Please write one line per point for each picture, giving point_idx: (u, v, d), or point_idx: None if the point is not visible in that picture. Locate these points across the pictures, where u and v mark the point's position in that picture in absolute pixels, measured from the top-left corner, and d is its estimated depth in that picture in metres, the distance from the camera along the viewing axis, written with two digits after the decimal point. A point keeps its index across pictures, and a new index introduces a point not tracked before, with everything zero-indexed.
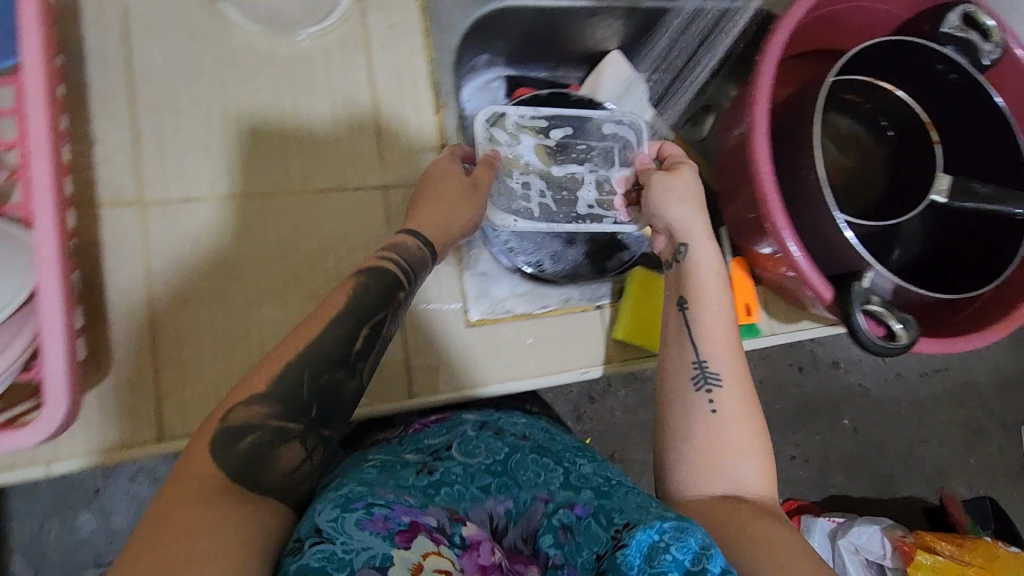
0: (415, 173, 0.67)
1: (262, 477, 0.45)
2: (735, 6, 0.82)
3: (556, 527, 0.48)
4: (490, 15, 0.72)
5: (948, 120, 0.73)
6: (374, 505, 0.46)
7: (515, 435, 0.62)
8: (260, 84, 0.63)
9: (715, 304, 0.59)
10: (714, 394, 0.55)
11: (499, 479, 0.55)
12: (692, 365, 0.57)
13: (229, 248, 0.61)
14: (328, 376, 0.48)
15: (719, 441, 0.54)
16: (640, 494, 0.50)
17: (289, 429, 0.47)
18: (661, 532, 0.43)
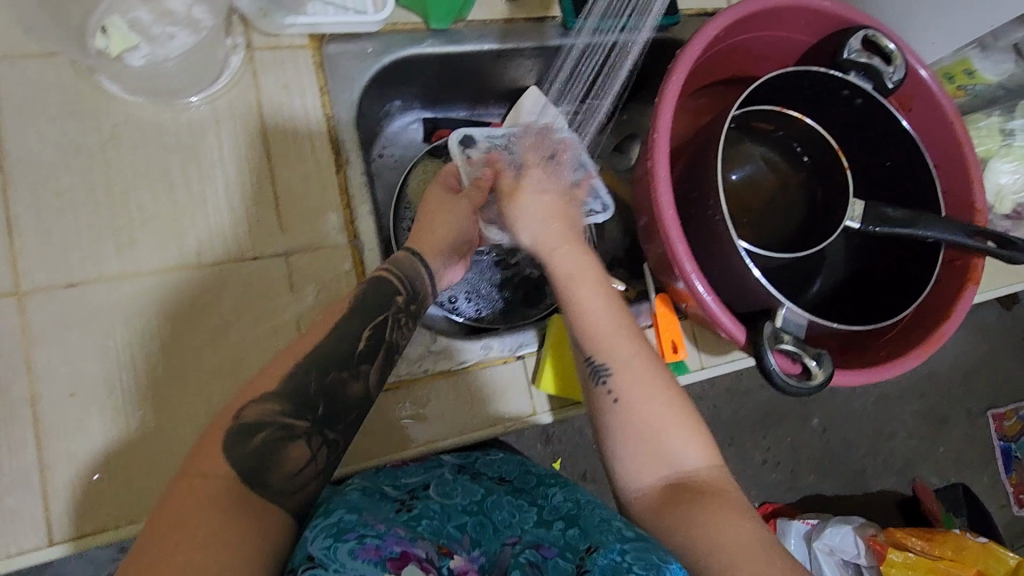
0: (319, 235, 0.65)
1: (267, 477, 0.48)
2: (630, 36, 0.77)
3: (524, 564, 0.52)
4: (390, 64, 0.72)
5: (857, 142, 0.73)
6: (367, 534, 0.48)
7: (489, 478, 0.68)
8: (145, 156, 0.61)
9: (591, 304, 0.59)
10: (611, 385, 0.57)
11: (474, 519, 0.60)
12: (584, 364, 0.59)
13: (124, 329, 0.58)
14: (335, 373, 0.52)
15: (637, 422, 0.56)
16: (603, 511, 0.57)
17: (297, 426, 0.50)
18: (622, 555, 0.48)
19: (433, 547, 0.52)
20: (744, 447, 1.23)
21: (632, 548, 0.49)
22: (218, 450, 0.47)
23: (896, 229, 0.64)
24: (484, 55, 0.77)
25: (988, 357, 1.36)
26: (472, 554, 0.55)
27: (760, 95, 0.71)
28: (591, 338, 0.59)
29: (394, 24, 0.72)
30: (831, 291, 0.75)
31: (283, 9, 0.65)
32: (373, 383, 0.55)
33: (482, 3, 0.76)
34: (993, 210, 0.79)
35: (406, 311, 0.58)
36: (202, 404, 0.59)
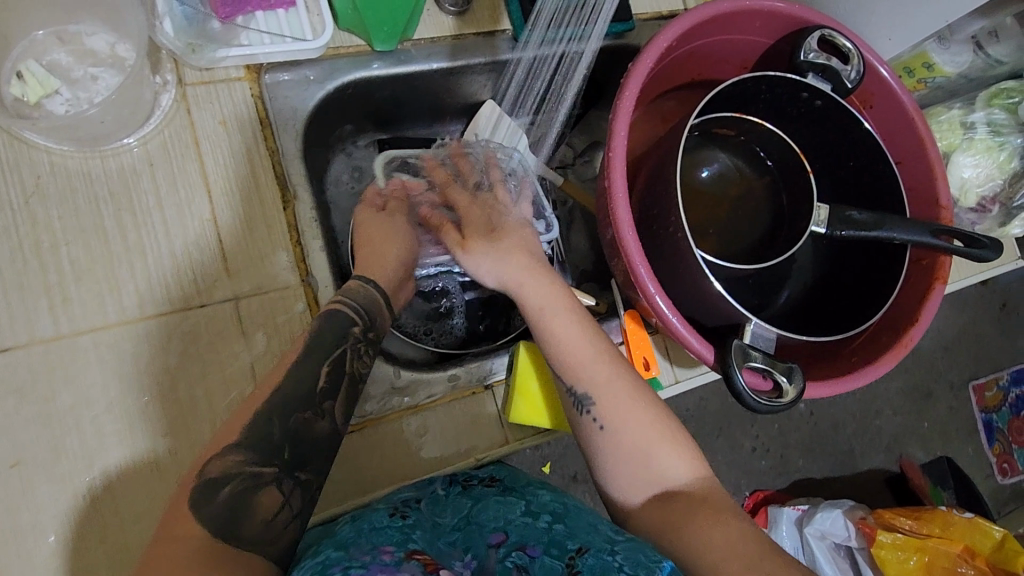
0: (267, 278, 0.62)
1: (241, 527, 0.46)
2: (580, 46, 0.74)
3: (510, 569, 0.51)
4: (334, 91, 0.68)
5: (816, 143, 0.72)
6: (352, 566, 0.46)
7: (482, 482, 0.65)
8: (78, 207, 0.58)
9: (565, 335, 0.58)
10: (594, 411, 0.56)
11: (463, 534, 0.57)
12: (566, 395, 0.58)
13: (64, 393, 0.55)
14: (298, 415, 0.51)
15: (625, 448, 0.55)
16: (590, 515, 0.58)
17: (265, 474, 0.48)
18: (612, 555, 0.49)
19: (419, 564, 0.48)
20: (734, 435, 1.23)
21: (622, 548, 0.50)
22: (188, 515, 0.45)
23: (860, 234, 0.61)
24: (434, 74, 0.74)
25: (968, 330, 1.36)
26: (465, 561, 0.53)
27: (719, 103, 0.69)
28: (570, 366, 0.57)
29: (337, 48, 0.69)
30: (800, 298, 0.74)
31: (214, 42, 0.62)
32: (340, 419, 0.54)
33: (427, 21, 0.73)
34: (957, 204, 0.79)
35: (364, 340, 0.56)
36: (154, 465, 0.56)
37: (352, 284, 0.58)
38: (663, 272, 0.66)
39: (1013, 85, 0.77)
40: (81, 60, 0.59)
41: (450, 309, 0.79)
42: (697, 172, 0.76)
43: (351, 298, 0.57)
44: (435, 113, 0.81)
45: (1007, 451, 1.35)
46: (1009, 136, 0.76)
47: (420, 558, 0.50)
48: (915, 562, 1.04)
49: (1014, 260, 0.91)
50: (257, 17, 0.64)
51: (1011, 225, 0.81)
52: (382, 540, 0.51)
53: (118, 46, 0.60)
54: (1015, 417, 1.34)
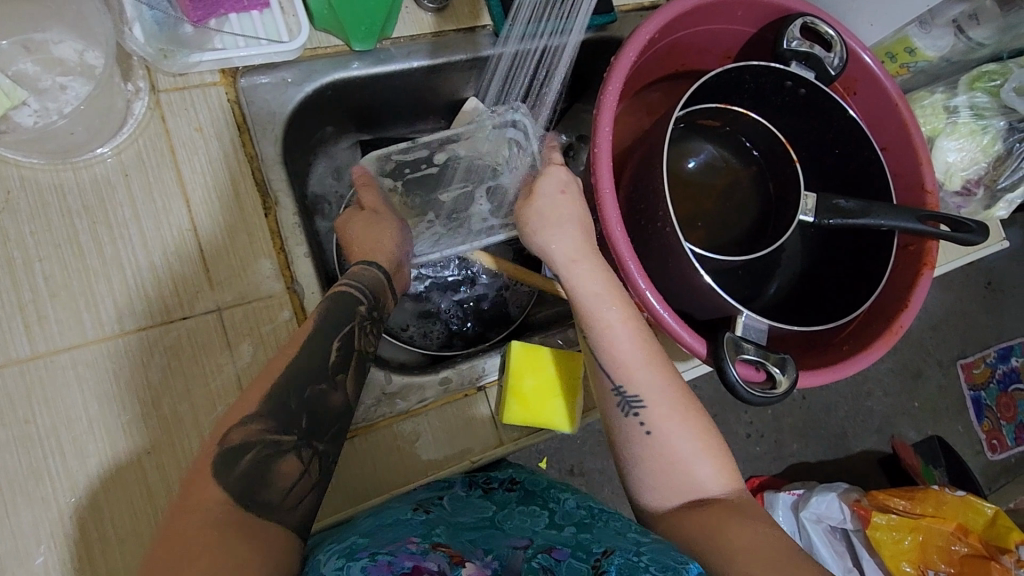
0: (249, 287, 0.61)
1: (263, 496, 0.45)
2: (562, 39, 0.73)
3: (537, 569, 0.50)
4: (312, 92, 0.67)
5: (800, 132, 0.72)
6: (379, 552, 0.47)
7: (501, 491, 0.68)
8: (52, 222, 0.57)
9: (617, 328, 0.56)
10: (643, 416, 0.54)
11: (484, 532, 0.59)
12: (611, 393, 0.55)
13: (44, 413, 0.54)
14: (312, 388, 0.51)
15: (668, 453, 0.53)
16: (617, 521, 0.56)
17: (285, 442, 0.48)
18: (638, 555, 0.47)
19: (445, 556, 0.49)
20: (728, 422, 1.23)
21: (648, 550, 0.48)
22: (211, 482, 0.44)
23: (845, 223, 0.61)
24: (415, 72, 0.73)
25: (955, 309, 1.38)
26: (486, 559, 0.52)
27: (703, 95, 0.69)
28: (617, 361, 0.55)
29: (314, 49, 0.68)
30: (788, 290, 0.74)
31: (186, 47, 0.60)
32: (352, 392, 0.54)
33: (407, 18, 0.71)
34: (943, 188, 0.79)
35: (370, 318, 0.57)
36: (141, 484, 0.55)
37: (355, 268, 0.59)
38: (653, 265, 0.65)
39: (995, 67, 0.77)
40: (49, 69, 0.58)
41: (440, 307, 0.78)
42: (684, 165, 0.76)
43: (357, 279, 0.57)
44: (417, 112, 0.80)
45: (996, 427, 1.36)
46: (992, 119, 0.76)
47: (445, 550, 0.51)
48: (910, 542, 1.04)
49: (1000, 242, 0.91)
50: (231, 20, 0.62)
51: (995, 207, 0.81)
52: (407, 530, 0.54)
53: (87, 54, 0.58)
54: (1002, 393, 1.37)
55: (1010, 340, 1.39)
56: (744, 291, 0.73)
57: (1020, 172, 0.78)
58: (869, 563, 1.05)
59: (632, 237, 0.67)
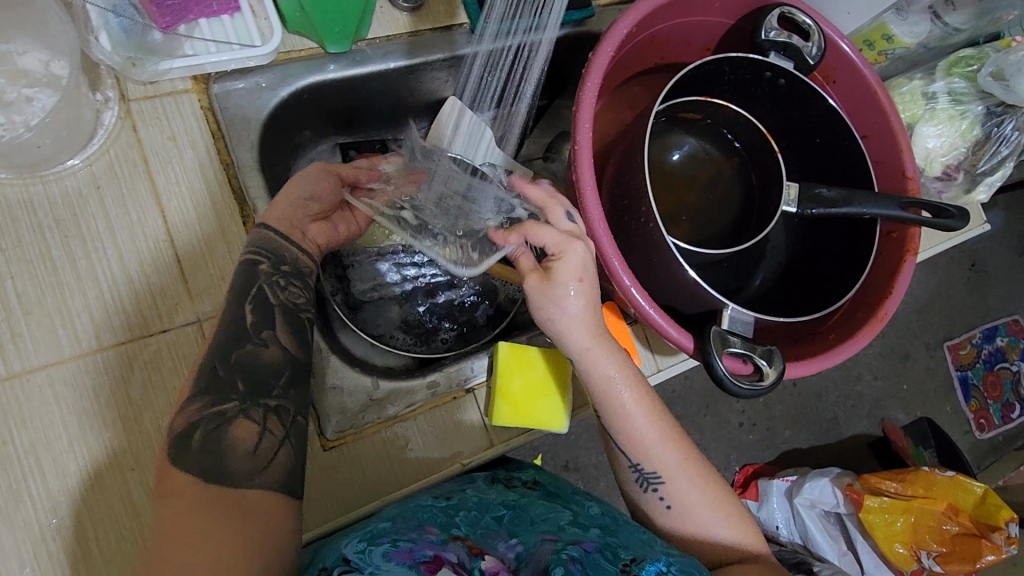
0: (229, 297, 0.60)
1: (229, 469, 0.46)
2: (537, 36, 0.72)
3: (565, 560, 0.49)
4: (288, 96, 0.66)
5: (781, 122, 0.72)
6: (400, 540, 0.50)
7: (523, 485, 0.67)
8: (24, 238, 0.56)
9: (632, 410, 0.57)
10: (661, 491, 0.57)
11: (509, 514, 0.59)
12: (631, 471, 0.58)
13: (22, 434, 0.53)
14: (238, 352, 0.50)
15: (687, 521, 0.57)
16: (643, 532, 0.55)
17: (228, 411, 0.48)
18: (668, 565, 0.48)
19: (464, 546, 0.51)
20: (720, 411, 1.24)
21: (676, 561, 0.49)
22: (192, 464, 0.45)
23: (830, 212, 0.61)
24: (392, 73, 0.72)
25: (940, 291, 1.39)
26: (509, 544, 0.54)
27: (683, 88, 0.68)
28: (635, 444, 0.57)
29: (288, 52, 0.67)
30: (774, 280, 0.75)
31: (155, 54, 0.59)
32: (287, 345, 0.53)
33: (382, 18, 0.70)
34: (923, 174, 0.79)
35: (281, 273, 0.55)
36: (125, 501, 0.54)
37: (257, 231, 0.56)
38: (637, 260, 0.65)
39: (972, 52, 0.77)
40: (13, 81, 0.56)
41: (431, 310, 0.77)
42: (667, 158, 0.75)
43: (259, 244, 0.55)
44: (396, 112, 0.79)
45: (983, 406, 1.38)
46: (970, 104, 0.76)
47: (464, 541, 0.52)
48: (901, 524, 1.06)
49: (981, 225, 0.92)
50: (202, 25, 0.61)
51: (977, 190, 0.82)
52: (428, 516, 0.55)
53: (53, 64, 0.56)
54: (988, 372, 1.38)
55: (994, 319, 1.41)
56: (728, 283, 0.73)
57: (998, 156, 0.78)
58: (863, 545, 1.06)
59: (616, 233, 0.67)
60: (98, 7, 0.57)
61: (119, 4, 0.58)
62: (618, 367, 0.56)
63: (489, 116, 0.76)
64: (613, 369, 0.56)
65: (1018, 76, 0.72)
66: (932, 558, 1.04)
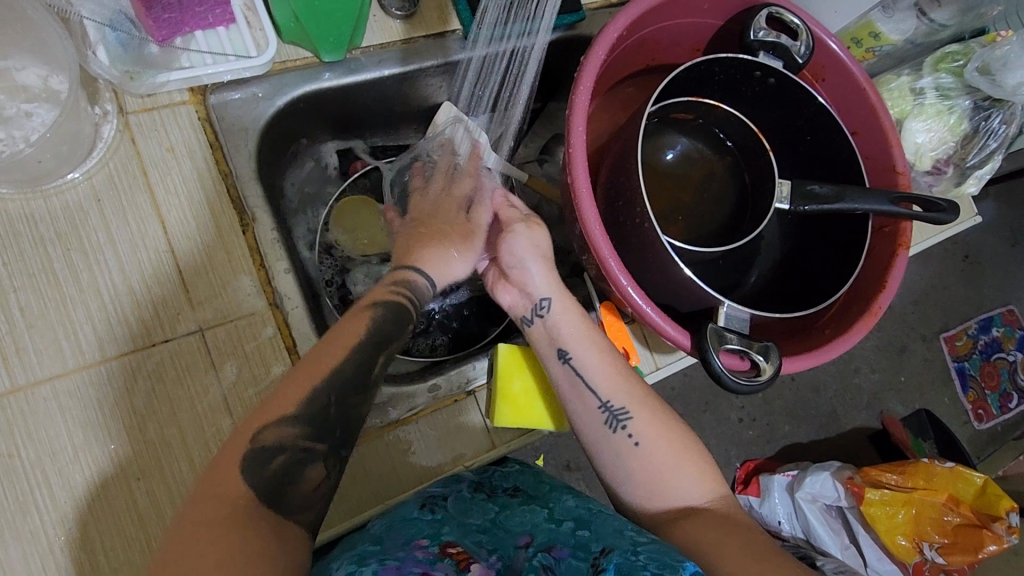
0: (229, 305, 0.60)
1: (287, 495, 0.45)
2: (529, 41, 0.72)
3: (538, 567, 0.51)
4: (284, 104, 0.67)
5: (772, 121, 0.72)
6: (388, 559, 0.49)
7: (506, 492, 0.65)
8: (25, 252, 0.56)
9: (592, 346, 0.61)
10: (629, 427, 0.58)
11: (488, 536, 0.58)
12: (599, 410, 0.59)
13: (28, 445, 0.53)
14: (354, 398, 0.50)
15: (654, 463, 0.57)
16: (616, 519, 0.55)
17: (317, 448, 0.48)
18: (636, 555, 0.48)
19: (452, 562, 0.51)
20: (720, 408, 1.25)
21: (645, 549, 0.49)
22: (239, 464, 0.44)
23: (821, 208, 0.62)
24: (386, 80, 0.72)
25: (935, 284, 1.40)
26: (490, 560, 0.53)
27: (674, 88, 0.69)
28: (603, 380, 0.60)
29: (283, 62, 0.67)
30: (769, 275, 0.75)
31: (153, 67, 0.60)
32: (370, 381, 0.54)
33: (375, 26, 0.71)
34: (914, 168, 0.80)
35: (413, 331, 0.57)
36: (131, 511, 0.55)
37: (401, 273, 0.58)
38: (635, 261, 0.66)
39: (957, 48, 0.79)
40: (12, 97, 0.57)
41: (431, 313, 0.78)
42: (659, 158, 0.76)
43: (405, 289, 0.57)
44: (394, 119, 0.79)
45: (981, 397, 1.39)
46: (957, 99, 0.77)
47: (453, 554, 0.52)
48: (902, 516, 1.06)
49: (973, 218, 0.93)
50: (197, 37, 0.61)
51: (966, 183, 0.82)
52: (414, 530, 0.55)
53: (51, 79, 0.57)
54: (985, 362, 1.39)
55: (990, 310, 1.42)
56: (724, 281, 0.74)
57: (987, 149, 0.79)
58: (865, 538, 1.07)
59: (612, 233, 0.68)
60: (94, 22, 0.58)
61: (115, 18, 0.59)
62: (581, 315, 0.63)
63: (483, 121, 0.76)
64: (577, 315, 0.62)
65: (1005, 71, 0.72)
66: (934, 549, 1.06)
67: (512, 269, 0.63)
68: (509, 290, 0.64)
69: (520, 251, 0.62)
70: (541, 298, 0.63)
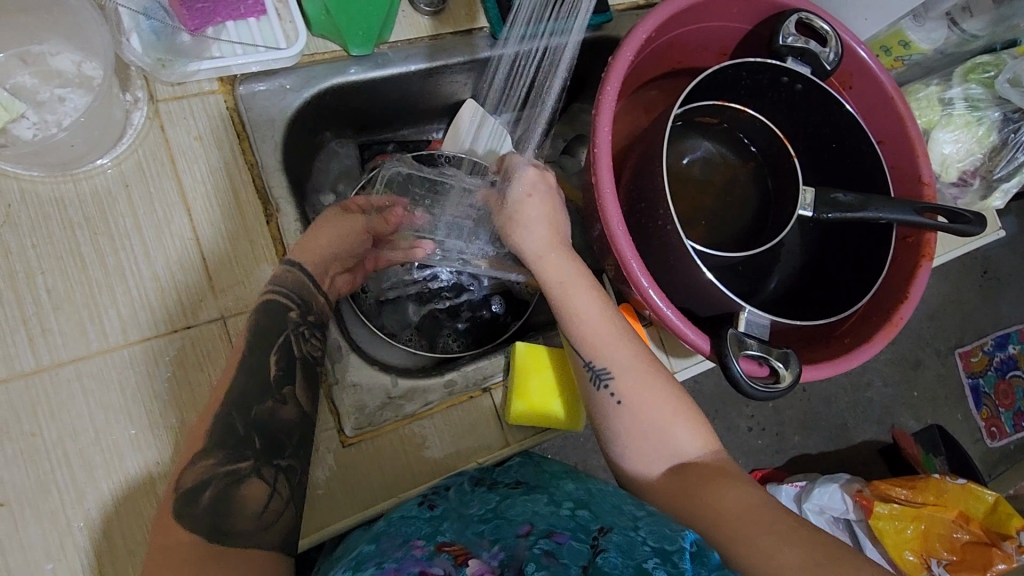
0: (251, 295, 0.61)
1: (229, 528, 0.49)
2: (563, 39, 0.71)
3: (539, 555, 0.48)
4: (310, 97, 0.67)
5: (797, 128, 0.72)
6: (385, 561, 0.49)
7: (507, 484, 0.64)
8: (52, 235, 0.57)
9: (579, 305, 0.59)
10: (612, 386, 0.56)
11: (491, 524, 0.56)
12: (585, 370, 0.58)
13: (49, 426, 0.54)
14: (259, 407, 0.53)
15: (640, 422, 0.55)
16: (613, 497, 0.59)
17: (240, 469, 0.51)
18: (636, 530, 0.51)
19: (450, 557, 0.50)
20: (731, 416, 1.24)
21: (645, 524, 0.52)
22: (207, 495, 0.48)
23: (845, 217, 0.61)
24: (413, 76, 0.72)
25: (951, 299, 1.39)
26: (492, 551, 0.51)
27: (698, 92, 0.69)
28: (586, 341, 0.58)
29: (311, 54, 0.68)
30: (790, 283, 0.75)
31: (184, 56, 0.60)
32: (304, 402, 0.57)
33: (404, 22, 0.71)
34: (939, 179, 0.79)
35: (306, 324, 0.59)
36: (149, 495, 0.55)
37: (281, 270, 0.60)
38: (657, 263, 0.65)
39: (988, 59, 0.78)
40: (47, 81, 0.57)
41: (453, 306, 0.78)
42: (681, 162, 0.76)
43: (279, 285, 0.58)
44: (419, 113, 0.80)
45: (995, 414, 1.37)
46: (986, 110, 0.76)
47: (450, 550, 0.51)
48: (912, 531, 1.05)
49: (996, 231, 0.92)
50: (228, 28, 0.62)
51: (992, 197, 0.81)
52: (412, 528, 0.55)
53: (84, 65, 0.58)
54: (1000, 379, 1.37)
55: (1007, 327, 1.40)
56: (744, 287, 0.74)
57: (1015, 162, 0.78)
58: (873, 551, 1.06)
59: (633, 235, 0.68)
60: (128, 10, 0.58)
61: (149, 7, 0.59)
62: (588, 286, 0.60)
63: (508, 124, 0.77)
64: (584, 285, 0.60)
65: None
66: (942, 566, 1.04)
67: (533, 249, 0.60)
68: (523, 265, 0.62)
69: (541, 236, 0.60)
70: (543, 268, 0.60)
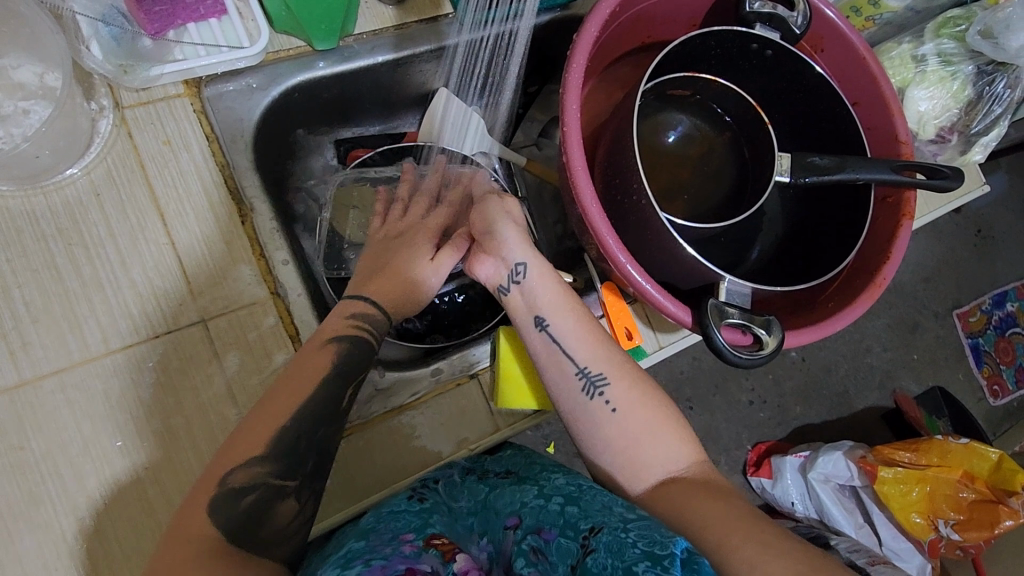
0: (230, 295, 0.61)
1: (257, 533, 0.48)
2: (515, 24, 0.72)
3: (527, 551, 0.52)
4: (279, 99, 0.68)
5: (766, 93, 0.72)
6: (374, 557, 0.47)
7: (498, 474, 0.66)
8: (27, 249, 0.57)
9: (571, 314, 0.60)
10: (607, 393, 0.58)
11: (480, 517, 0.60)
12: (575, 377, 0.59)
13: (37, 438, 0.54)
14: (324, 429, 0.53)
15: (630, 430, 0.57)
16: (605, 494, 0.55)
17: (287, 486, 0.50)
18: (626, 532, 0.48)
19: (438, 553, 0.50)
20: (729, 391, 1.25)
21: (635, 526, 0.48)
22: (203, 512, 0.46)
23: (822, 179, 0.61)
24: (380, 67, 0.72)
25: (946, 260, 1.38)
26: (481, 545, 0.56)
27: (669, 65, 0.68)
28: (580, 343, 0.59)
29: (275, 52, 0.67)
30: (776, 250, 0.75)
31: (146, 60, 0.60)
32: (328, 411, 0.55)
33: (367, 13, 0.71)
34: (917, 138, 0.79)
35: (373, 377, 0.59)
36: (141, 501, 0.55)
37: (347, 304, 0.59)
38: (634, 239, 0.65)
39: (959, 12, 0.78)
40: (10, 95, 0.57)
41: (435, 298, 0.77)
42: (657, 137, 0.75)
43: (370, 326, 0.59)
44: (391, 107, 0.80)
45: (996, 372, 1.37)
46: (960, 64, 0.76)
47: (438, 547, 0.51)
48: (917, 494, 1.05)
49: (982, 186, 0.90)
50: (190, 30, 0.62)
51: (972, 151, 0.80)
52: (402, 523, 0.54)
53: (46, 76, 0.57)
54: (999, 337, 1.37)
55: (1004, 285, 1.40)
56: (725, 258, 0.73)
57: (992, 115, 0.77)
58: (878, 516, 1.07)
59: (611, 214, 0.67)
60: (87, 17, 0.58)
61: (108, 13, 0.59)
62: (556, 279, 0.62)
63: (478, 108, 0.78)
64: (552, 279, 0.61)
65: (1007, 33, 0.72)
66: (949, 526, 1.04)
67: (485, 237, 0.61)
68: (484, 261, 0.61)
69: (492, 219, 0.62)
70: (517, 263, 0.61)
